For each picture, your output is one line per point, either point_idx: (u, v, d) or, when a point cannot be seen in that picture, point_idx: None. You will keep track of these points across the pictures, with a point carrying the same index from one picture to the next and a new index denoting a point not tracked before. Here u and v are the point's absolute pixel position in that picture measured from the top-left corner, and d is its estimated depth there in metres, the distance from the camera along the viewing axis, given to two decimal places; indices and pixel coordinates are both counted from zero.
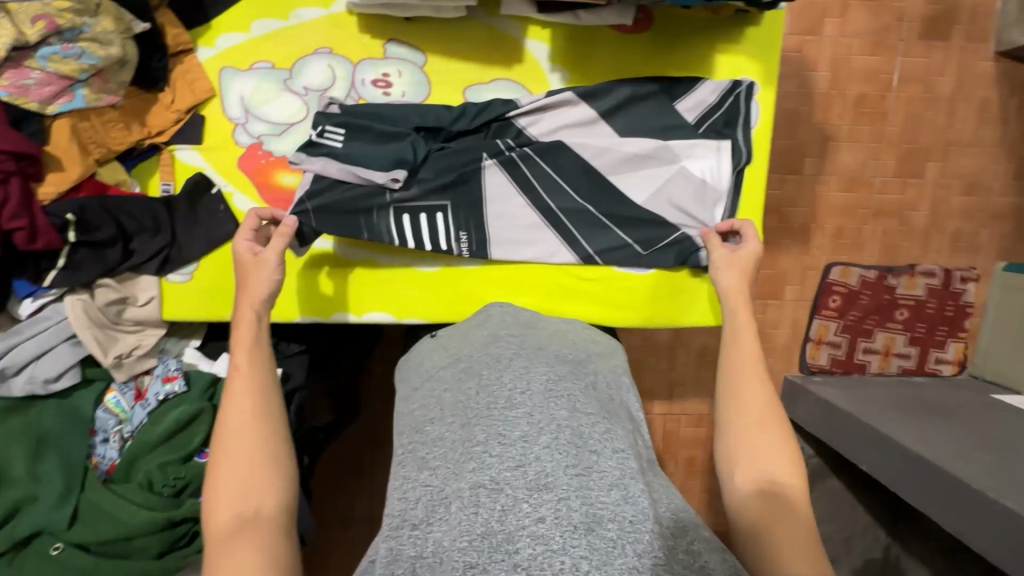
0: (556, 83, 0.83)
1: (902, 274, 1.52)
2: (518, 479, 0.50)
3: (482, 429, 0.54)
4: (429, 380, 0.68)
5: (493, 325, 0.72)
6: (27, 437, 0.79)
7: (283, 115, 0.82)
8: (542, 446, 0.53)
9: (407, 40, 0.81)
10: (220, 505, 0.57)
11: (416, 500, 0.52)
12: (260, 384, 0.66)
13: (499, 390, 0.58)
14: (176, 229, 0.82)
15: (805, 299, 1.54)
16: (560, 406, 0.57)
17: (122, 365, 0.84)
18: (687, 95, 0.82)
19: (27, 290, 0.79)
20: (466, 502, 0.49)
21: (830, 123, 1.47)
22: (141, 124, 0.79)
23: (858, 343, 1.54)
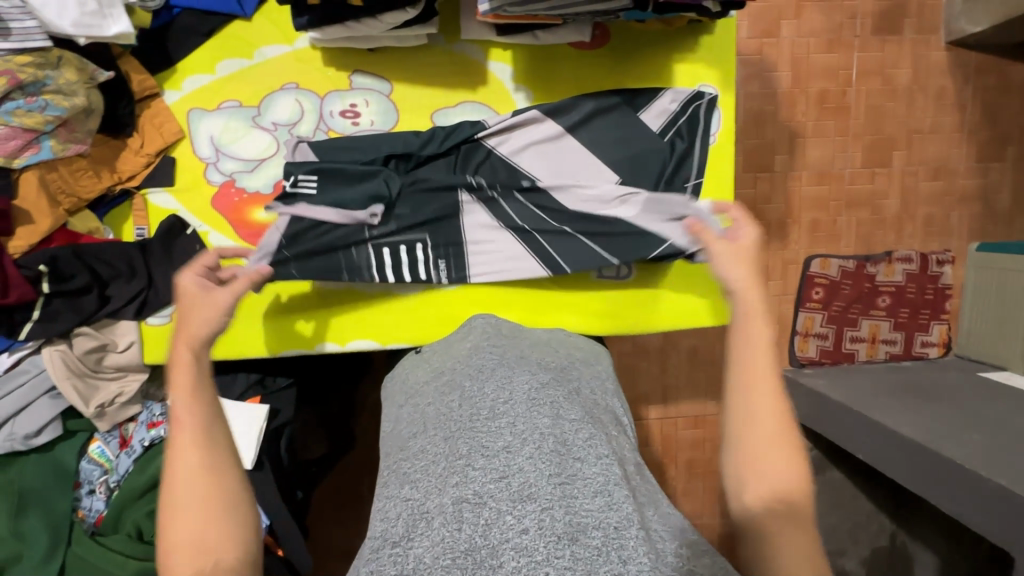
0: (521, 102, 0.85)
1: (880, 262, 1.54)
2: (501, 492, 0.50)
3: (465, 443, 0.55)
4: (414, 399, 0.68)
5: (476, 339, 0.73)
6: (9, 496, 0.77)
7: (253, 152, 0.82)
8: (525, 456, 0.53)
9: (371, 71, 0.83)
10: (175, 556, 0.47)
11: (399, 517, 0.52)
12: (211, 427, 0.53)
13: (482, 402, 0.59)
14: (152, 272, 0.81)
15: (788, 293, 1.56)
16: (543, 415, 0.58)
17: (105, 415, 0.83)
18: (650, 105, 0.83)
19: (2, 344, 0.78)
20: (449, 518, 0.49)
21: (796, 120, 1.51)
22: (111, 171, 0.79)
23: (844, 332, 1.56)
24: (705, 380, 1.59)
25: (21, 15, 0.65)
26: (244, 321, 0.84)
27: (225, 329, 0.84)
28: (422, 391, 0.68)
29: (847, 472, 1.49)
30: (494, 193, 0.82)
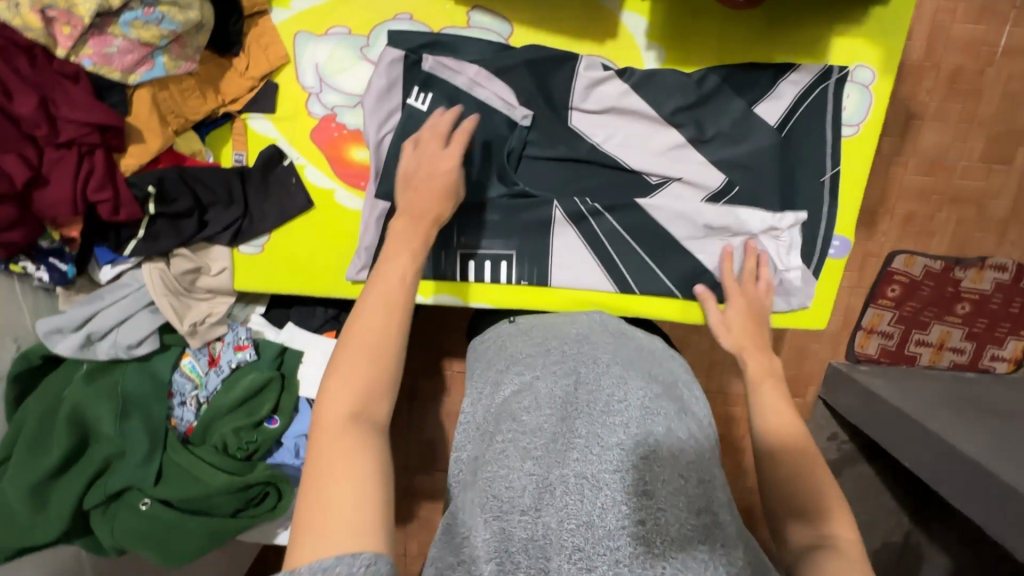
0: (651, 62, 0.76)
1: (970, 267, 1.42)
2: (617, 482, 0.54)
3: (584, 427, 0.58)
4: (517, 366, 0.69)
5: (584, 328, 0.74)
6: (113, 397, 0.81)
7: (358, 87, 0.78)
8: (640, 455, 0.55)
9: (492, 8, 0.75)
10: (330, 401, 0.49)
11: (521, 485, 0.56)
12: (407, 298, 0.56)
13: (599, 396, 0.61)
14: (249, 202, 0.81)
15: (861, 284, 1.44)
16: (658, 423, 0.58)
17: (196, 333, 0.86)
18: (766, 97, 0.76)
19: (108, 257, 0.79)
20: (570, 490, 0.54)
21: (916, 99, 1.34)
22: (216, 92, 0.75)
23: (912, 334, 1.45)
24: None
25: None
26: (335, 256, 0.84)
27: (316, 266, 0.85)
28: (525, 360, 0.70)
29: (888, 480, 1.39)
30: (587, 213, 0.81)
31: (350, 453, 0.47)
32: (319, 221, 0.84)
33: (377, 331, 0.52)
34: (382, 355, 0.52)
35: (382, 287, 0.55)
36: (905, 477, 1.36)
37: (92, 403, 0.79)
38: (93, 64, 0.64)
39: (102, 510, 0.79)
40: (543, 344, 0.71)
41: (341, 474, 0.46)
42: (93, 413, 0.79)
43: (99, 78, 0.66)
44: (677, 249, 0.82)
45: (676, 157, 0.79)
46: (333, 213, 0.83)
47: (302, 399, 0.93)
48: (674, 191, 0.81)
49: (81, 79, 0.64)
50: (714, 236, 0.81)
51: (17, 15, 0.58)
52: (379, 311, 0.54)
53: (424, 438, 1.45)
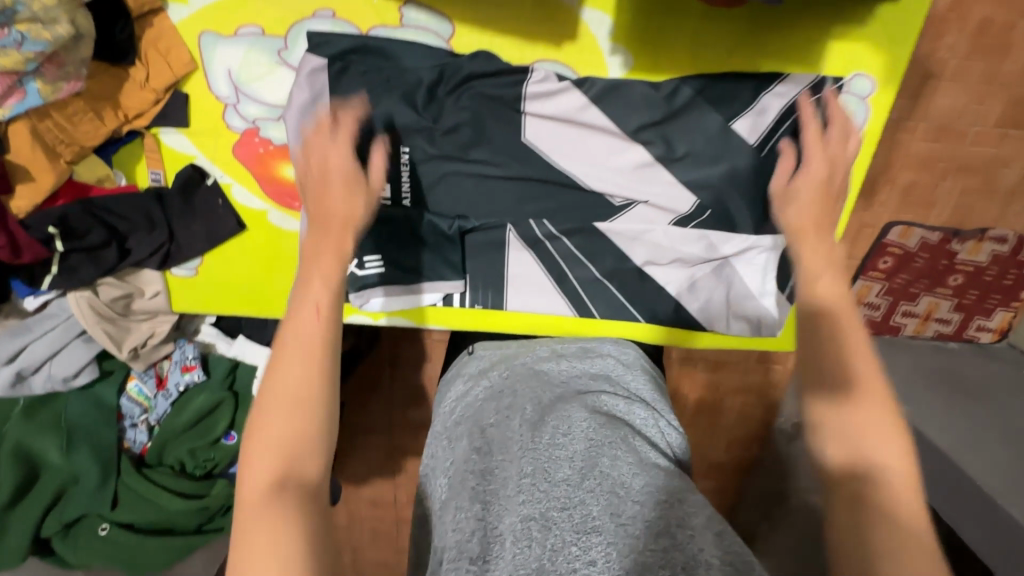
0: (614, 69, 0.66)
1: (969, 239, 1.06)
2: (565, 521, 0.52)
3: (528, 463, 0.57)
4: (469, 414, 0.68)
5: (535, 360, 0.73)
6: (57, 429, 0.79)
7: (280, 96, 0.68)
8: (586, 489, 0.54)
9: (428, 3, 0.64)
10: (254, 470, 0.41)
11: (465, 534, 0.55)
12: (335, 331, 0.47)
13: (545, 429, 0.61)
14: (173, 225, 0.74)
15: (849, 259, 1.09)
16: (605, 453, 0.57)
17: (139, 356, 0.83)
18: (749, 110, 0.66)
19: (27, 290, 0.74)
20: (517, 537, 0.51)
21: (936, 56, 0.97)
22: (115, 108, 0.65)
23: (897, 308, 1.13)
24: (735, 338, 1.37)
25: None
26: (274, 279, 0.79)
27: (254, 290, 0.79)
28: (475, 411, 0.69)
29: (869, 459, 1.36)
30: (542, 237, 0.76)
31: (266, 527, 0.39)
32: (255, 243, 0.77)
33: (307, 369, 0.45)
34: (307, 404, 0.44)
35: (296, 324, 0.46)
36: None
37: (37, 437, 0.78)
38: None
39: (63, 536, 0.80)
40: (496, 388, 0.71)
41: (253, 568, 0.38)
42: (37, 446, 0.78)
43: None
44: (638, 273, 0.78)
45: (648, 176, 0.70)
46: (268, 236, 0.77)
47: None
48: (640, 214, 0.73)
49: None
50: (680, 259, 0.75)
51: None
52: (309, 330, 0.46)
53: (399, 425, 1.39)
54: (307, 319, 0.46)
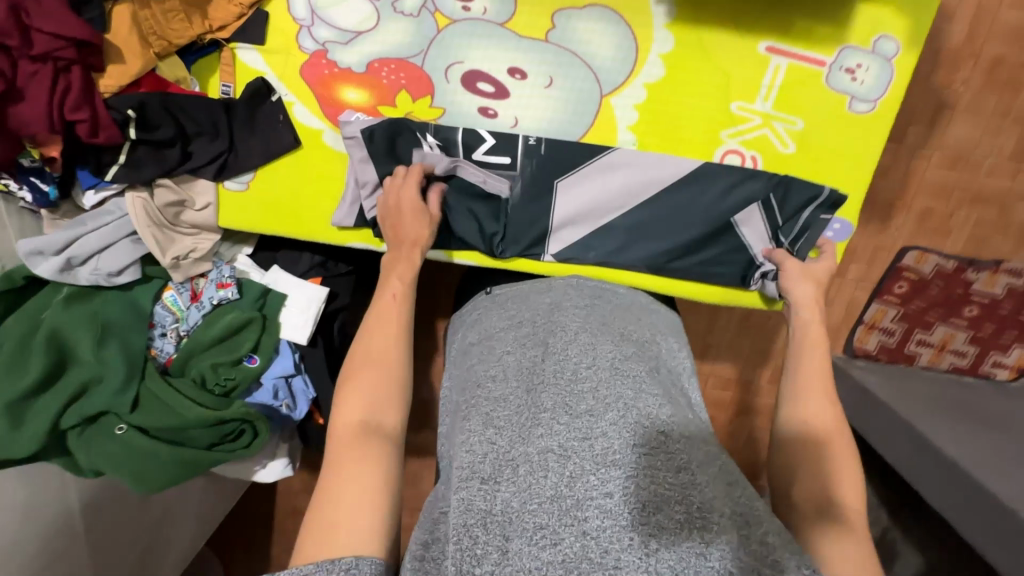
0: (660, 17, 0.72)
1: (983, 270, 1.28)
2: (585, 451, 0.54)
3: (550, 397, 0.59)
4: (488, 340, 0.71)
5: (559, 292, 0.75)
6: (92, 324, 0.81)
7: (351, 21, 0.75)
8: (608, 421, 0.56)
9: None
10: (347, 411, 0.61)
11: (485, 456, 0.58)
12: (404, 315, 0.69)
13: (567, 363, 0.62)
14: (234, 136, 0.79)
15: (867, 279, 1.32)
16: (626, 384, 0.60)
17: (179, 267, 0.86)
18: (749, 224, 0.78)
19: (90, 182, 0.78)
20: (535, 466, 0.54)
21: (952, 89, 1.16)
22: (203, 16, 0.72)
23: (913, 334, 1.34)
24: (750, 350, 1.34)
25: None
26: (319, 202, 0.83)
27: (298, 209, 0.83)
28: (497, 333, 0.72)
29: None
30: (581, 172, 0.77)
31: (371, 451, 0.58)
32: (307, 161, 0.82)
33: (392, 343, 0.66)
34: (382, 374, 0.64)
35: (382, 313, 0.68)
36: (898, 491, 1.27)
37: (73, 329, 0.80)
38: None
39: (78, 433, 0.81)
40: (514, 318, 0.72)
41: (359, 462, 0.57)
42: (72, 337, 0.80)
43: None
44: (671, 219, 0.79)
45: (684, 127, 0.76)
46: (320, 156, 0.81)
47: (283, 341, 0.94)
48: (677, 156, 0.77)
49: None
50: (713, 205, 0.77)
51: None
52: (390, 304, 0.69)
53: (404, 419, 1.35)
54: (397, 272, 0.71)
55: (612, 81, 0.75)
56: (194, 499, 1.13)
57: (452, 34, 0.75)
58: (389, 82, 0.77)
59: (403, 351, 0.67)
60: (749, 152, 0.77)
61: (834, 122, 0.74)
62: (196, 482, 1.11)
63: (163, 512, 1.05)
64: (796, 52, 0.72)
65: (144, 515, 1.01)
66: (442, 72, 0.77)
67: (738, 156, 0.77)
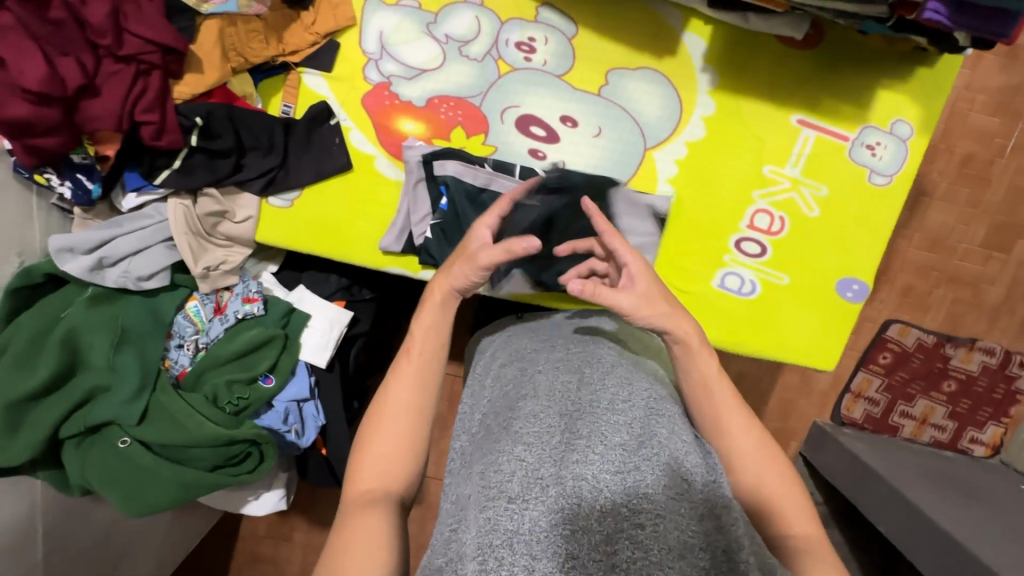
0: (703, 84, 0.79)
1: (960, 346, 1.35)
2: (620, 483, 0.48)
3: (587, 424, 0.53)
4: (519, 365, 0.67)
5: (588, 330, 0.72)
6: (111, 327, 0.78)
7: (418, 60, 0.80)
8: (646, 456, 0.50)
9: (561, 9, 0.79)
10: (360, 476, 0.56)
11: (512, 473, 0.52)
12: (426, 374, 0.61)
13: (603, 393, 0.57)
14: (288, 153, 0.79)
15: (855, 348, 1.37)
16: (664, 424, 0.55)
17: (208, 278, 0.84)
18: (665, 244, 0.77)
19: (136, 184, 0.78)
20: (568, 491, 0.48)
21: (930, 178, 1.29)
22: (279, 40, 0.76)
23: (897, 405, 1.36)
24: None
25: None
26: (361, 226, 0.83)
27: (337, 230, 0.82)
28: (529, 360, 0.67)
29: (864, 567, 1.33)
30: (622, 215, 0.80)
31: (373, 522, 0.53)
32: (354, 184, 0.82)
33: (407, 401, 0.60)
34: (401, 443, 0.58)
35: (402, 374, 0.61)
36: None
37: (90, 331, 0.77)
38: None
39: (77, 443, 0.78)
40: (546, 348, 0.68)
41: (364, 537, 0.51)
42: (87, 339, 0.77)
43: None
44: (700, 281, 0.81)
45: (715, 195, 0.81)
46: (369, 180, 0.82)
47: (301, 362, 0.92)
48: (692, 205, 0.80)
49: None
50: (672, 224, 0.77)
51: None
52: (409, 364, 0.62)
53: None
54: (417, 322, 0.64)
55: (655, 137, 0.81)
56: (154, 537, 1.02)
57: (512, 80, 0.80)
58: (446, 118, 0.81)
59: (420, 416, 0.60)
60: (778, 213, 0.82)
61: (857, 191, 0.81)
62: (164, 515, 1.02)
63: (126, 546, 0.95)
64: (824, 126, 0.79)
65: (104, 546, 0.90)
66: (497, 114, 0.81)
67: (767, 216, 0.82)
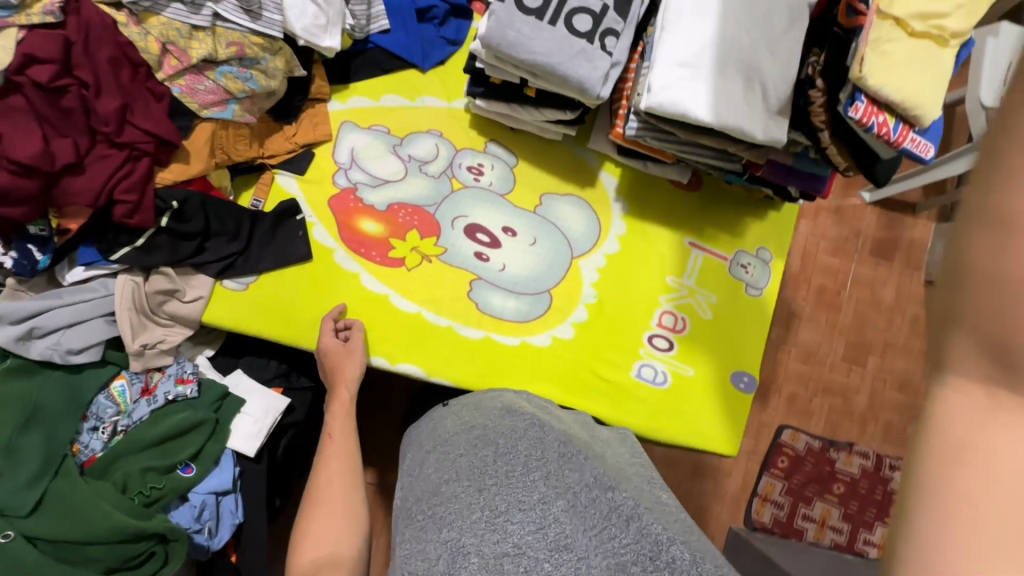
0: (616, 211, 0.99)
1: (842, 449, 1.52)
2: (539, 542, 0.51)
3: (501, 491, 0.55)
4: (442, 445, 0.69)
5: (507, 402, 0.75)
6: (21, 407, 0.74)
7: (382, 172, 0.93)
8: (561, 508, 0.53)
9: (506, 145, 0.98)
10: (303, 551, 0.65)
11: (438, 555, 0.52)
12: (349, 451, 0.75)
13: (516, 456, 0.59)
14: (251, 241, 0.85)
15: (757, 452, 1.50)
16: (576, 473, 0.56)
17: (142, 356, 0.81)
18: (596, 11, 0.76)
19: (89, 258, 0.80)
20: (489, 559, 0.50)
21: (795, 303, 1.57)
22: (260, 145, 0.88)
23: (799, 508, 1.47)
24: None
25: (274, 9, 0.78)
26: (311, 310, 0.87)
27: (287, 314, 0.86)
28: (451, 439, 0.69)
29: None
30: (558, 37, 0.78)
31: None
32: (310, 273, 0.88)
33: (336, 476, 0.72)
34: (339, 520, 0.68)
35: (330, 459, 0.73)
36: None
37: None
38: (180, 92, 0.78)
39: None
40: (466, 425, 0.71)
41: None
42: None
43: (178, 103, 0.79)
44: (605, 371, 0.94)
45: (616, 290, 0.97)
46: (326, 270, 0.89)
47: (228, 451, 0.85)
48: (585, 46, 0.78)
49: (164, 99, 0.77)
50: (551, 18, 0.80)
51: (144, 40, 0.74)
52: (335, 450, 0.75)
53: None
54: (336, 415, 0.78)
55: (581, 248, 0.97)
56: None
57: (462, 195, 0.95)
58: (404, 221, 0.92)
59: (351, 492, 0.71)
60: (680, 314, 0.98)
61: (739, 299, 1.00)
62: None
63: None
64: (708, 248, 1.01)
65: None
66: (448, 221, 0.94)
67: (671, 317, 0.98)
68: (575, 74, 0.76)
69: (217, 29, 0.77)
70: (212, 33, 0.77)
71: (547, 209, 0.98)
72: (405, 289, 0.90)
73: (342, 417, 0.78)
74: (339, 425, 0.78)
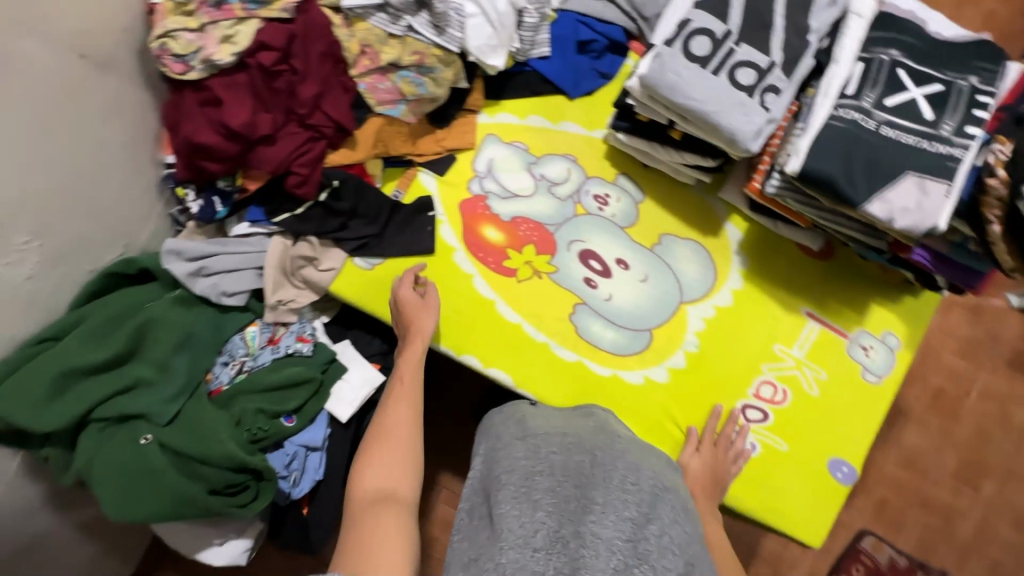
0: (735, 265, 0.97)
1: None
2: (628, 549, 0.52)
3: (601, 493, 0.57)
4: (533, 438, 0.67)
5: (599, 421, 0.74)
6: (178, 330, 0.85)
7: (514, 185, 0.98)
8: (654, 534, 0.54)
9: (635, 180, 1.00)
10: (366, 477, 0.69)
11: (536, 531, 0.52)
12: (415, 394, 0.79)
13: (614, 472, 0.61)
14: (386, 227, 0.93)
15: (828, 553, 1.35)
16: (666, 511, 0.59)
17: (275, 309, 0.91)
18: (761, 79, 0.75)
19: (255, 217, 0.92)
20: (586, 544, 0.51)
21: (906, 399, 1.39)
22: (413, 144, 0.96)
23: None
24: None
25: (457, 27, 0.85)
26: None
27: None
28: (540, 434, 0.68)
29: None
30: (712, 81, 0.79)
31: (387, 515, 0.65)
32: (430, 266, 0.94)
33: (403, 415, 0.76)
34: (404, 457, 0.72)
35: (396, 401, 0.77)
36: None
37: (159, 328, 0.83)
38: (365, 88, 0.88)
39: (99, 429, 0.80)
40: (557, 429, 0.70)
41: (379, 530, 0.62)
42: (154, 334, 0.83)
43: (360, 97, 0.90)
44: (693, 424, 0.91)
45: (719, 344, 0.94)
46: (444, 266, 0.94)
47: (323, 412, 0.93)
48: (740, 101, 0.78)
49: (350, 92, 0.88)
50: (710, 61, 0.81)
51: (347, 41, 0.86)
52: (401, 393, 0.79)
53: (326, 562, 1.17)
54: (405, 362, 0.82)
55: (691, 294, 0.96)
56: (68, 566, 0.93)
57: (583, 221, 0.98)
58: (523, 235, 0.96)
59: (411, 429, 0.76)
60: (782, 385, 0.93)
61: (853, 383, 0.93)
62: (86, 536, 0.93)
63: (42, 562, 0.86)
64: (828, 322, 0.95)
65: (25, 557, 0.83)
66: (565, 242, 0.97)
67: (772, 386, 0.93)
68: (729, 125, 0.76)
69: (407, 38, 0.86)
70: (403, 41, 0.87)
71: (663, 249, 0.97)
72: (513, 299, 0.94)
73: (411, 361, 0.82)
74: (410, 371, 0.81)
